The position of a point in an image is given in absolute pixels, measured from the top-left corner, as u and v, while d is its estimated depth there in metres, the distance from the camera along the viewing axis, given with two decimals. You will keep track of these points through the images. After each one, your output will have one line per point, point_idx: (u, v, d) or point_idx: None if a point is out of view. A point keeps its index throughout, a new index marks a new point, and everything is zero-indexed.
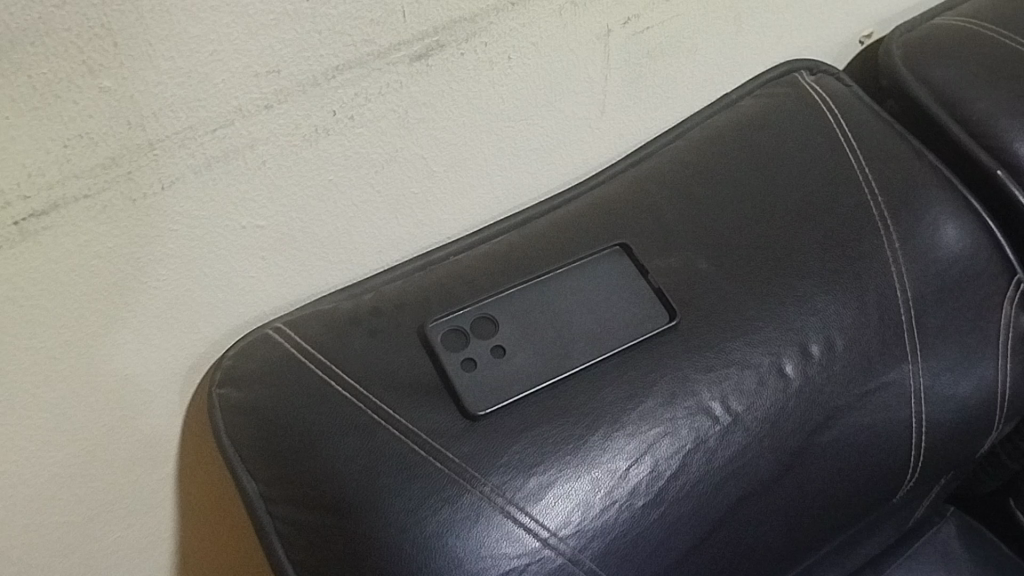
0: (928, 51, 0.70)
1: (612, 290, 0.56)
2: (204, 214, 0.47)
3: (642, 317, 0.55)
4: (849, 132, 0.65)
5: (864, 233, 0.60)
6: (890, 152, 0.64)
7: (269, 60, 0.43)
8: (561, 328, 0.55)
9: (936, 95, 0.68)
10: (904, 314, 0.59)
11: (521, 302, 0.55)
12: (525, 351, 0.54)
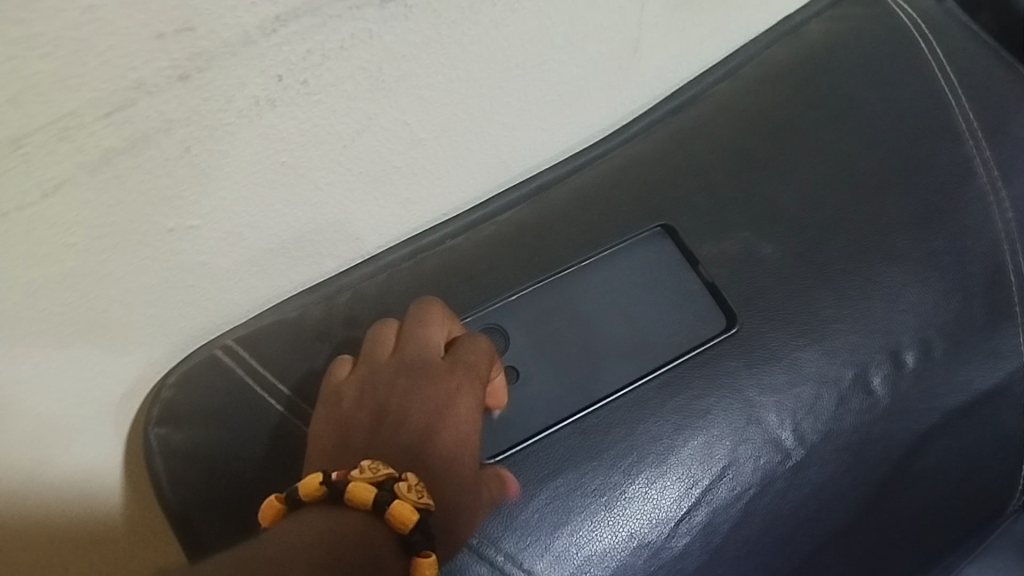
0: None
1: (652, 288, 0.46)
2: (112, 220, 0.35)
3: (695, 323, 0.44)
4: (947, 66, 0.51)
5: (966, 201, 0.48)
6: (999, 88, 0.51)
7: (179, 16, 0.30)
8: (588, 339, 0.44)
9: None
10: (1016, 301, 0.47)
11: (539, 308, 0.45)
12: (544, 374, 0.43)
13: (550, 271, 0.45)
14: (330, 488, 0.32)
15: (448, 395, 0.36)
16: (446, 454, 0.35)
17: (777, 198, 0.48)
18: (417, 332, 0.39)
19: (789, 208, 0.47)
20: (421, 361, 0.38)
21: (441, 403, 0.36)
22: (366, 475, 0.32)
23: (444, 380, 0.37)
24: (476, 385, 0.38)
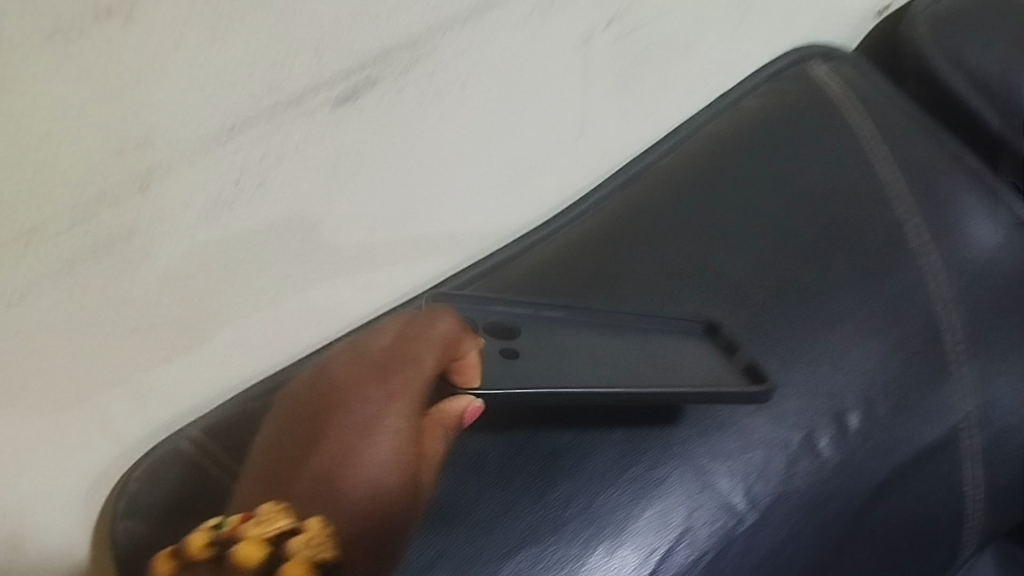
0: (962, 20, 0.58)
1: (684, 355, 0.44)
2: (76, 325, 0.36)
3: (720, 376, 0.43)
4: (875, 138, 0.55)
5: (899, 265, 0.50)
6: (924, 154, 0.54)
7: (137, 131, 0.32)
8: (610, 356, 0.42)
9: (979, 84, 0.56)
10: (953, 358, 0.49)
11: (558, 330, 0.43)
12: (561, 362, 0.40)
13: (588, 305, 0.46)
14: (217, 545, 0.29)
15: (372, 422, 0.31)
16: (369, 453, 0.31)
17: (723, 263, 0.50)
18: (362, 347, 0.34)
19: (736, 279, 0.49)
20: (356, 360, 0.34)
21: (361, 419, 0.31)
22: (256, 531, 0.28)
23: (376, 404, 0.32)
24: (410, 405, 0.32)
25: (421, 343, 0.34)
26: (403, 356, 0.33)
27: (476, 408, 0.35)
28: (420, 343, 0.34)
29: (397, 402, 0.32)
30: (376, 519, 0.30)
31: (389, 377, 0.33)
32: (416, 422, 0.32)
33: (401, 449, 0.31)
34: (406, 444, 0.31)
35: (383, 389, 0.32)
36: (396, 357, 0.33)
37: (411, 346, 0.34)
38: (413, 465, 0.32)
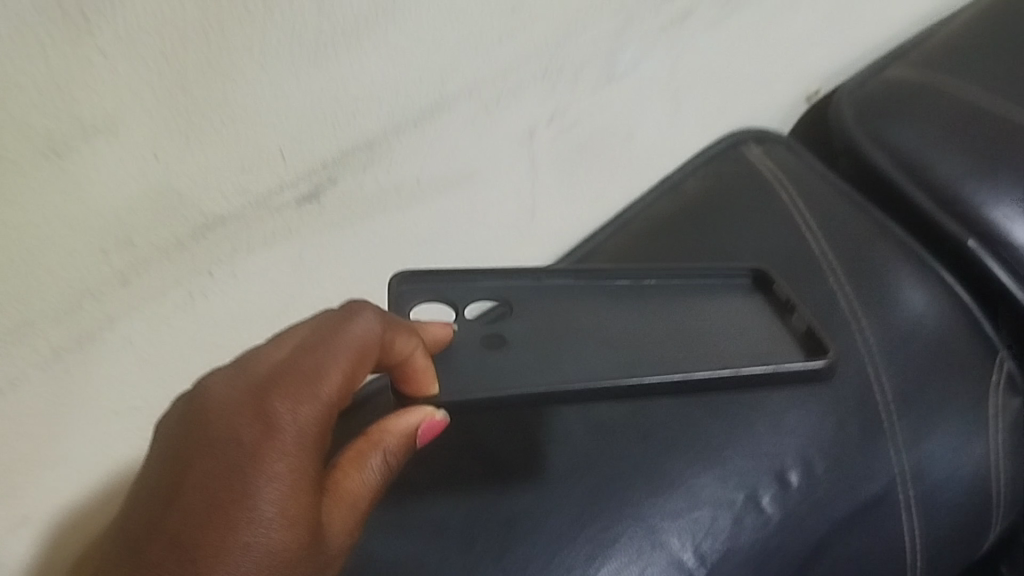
0: (883, 111, 0.64)
1: (719, 330, 0.41)
2: (61, 409, 0.39)
3: (769, 351, 0.40)
4: (807, 214, 0.59)
5: (834, 330, 0.54)
6: (851, 227, 0.59)
7: (119, 233, 0.36)
8: (622, 326, 0.41)
9: (897, 158, 0.62)
10: (885, 418, 0.52)
11: (560, 305, 0.42)
12: (551, 344, 0.39)
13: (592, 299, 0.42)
14: None
15: (258, 467, 0.30)
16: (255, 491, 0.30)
17: None
18: (249, 369, 0.33)
19: None
20: (248, 378, 0.33)
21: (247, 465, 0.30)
22: None
23: (263, 445, 0.31)
24: (300, 441, 0.31)
25: (320, 360, 0.33)
26: (298, 378, 0.32)
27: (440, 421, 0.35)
28: (317, 363, 0.33)
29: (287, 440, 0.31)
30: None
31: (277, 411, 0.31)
32: (312, 458, 0.31)
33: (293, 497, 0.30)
34: (299, 487, 0.31)
35: (269, 427, 0.31)
36: (287, 382, 0.32)
37: (309, 364, 0.33)
38: (310, 496, 0.31)
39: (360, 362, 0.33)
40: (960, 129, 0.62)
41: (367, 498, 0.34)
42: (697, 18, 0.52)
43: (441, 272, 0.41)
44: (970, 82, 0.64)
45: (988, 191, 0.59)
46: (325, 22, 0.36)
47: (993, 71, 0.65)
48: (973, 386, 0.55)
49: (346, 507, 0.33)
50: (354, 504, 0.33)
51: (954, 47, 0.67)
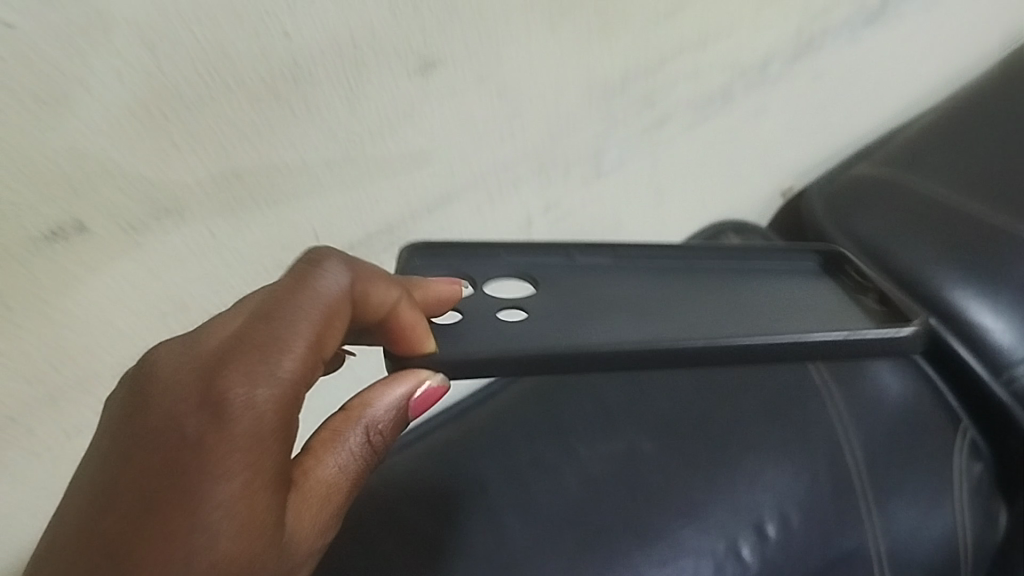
0: (851, 204, 0.72)
1: (789, 305, 0.41)
2: None
3: (841, 325, 0.37)
4: None
5: (807, 397, 0.60)
6: None
7: (177, 299, 0.43)
8: (658, 294, 0.41)
9: (864, 248, 0.69)
10: (858, 482, 0.57)
11: (596, 281, 0.42)
12: (582, 320, 0.37)
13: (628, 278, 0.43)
14: None
15: (209, 470, 0.28)
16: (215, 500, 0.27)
17: (653, 401, 0.59)
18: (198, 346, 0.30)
19: (665, 413, 0.58)
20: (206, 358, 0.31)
21: (197, 472, 0.27)
22: None
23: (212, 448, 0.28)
24: (255, 430, 0.28)
25: (276, 335, 0.30)
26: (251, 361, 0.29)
27: (438, 385, 0.34)
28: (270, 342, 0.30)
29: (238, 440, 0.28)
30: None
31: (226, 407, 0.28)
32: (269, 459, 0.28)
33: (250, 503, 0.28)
34: (255, 490, 0.28)
35: (219, 421, 0.28)
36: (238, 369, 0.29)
37: (261, 343, 0.30)
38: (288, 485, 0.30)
39: (320, 334, 0.31)
40: (920, 220, 0.69)
41: (344, 486, 0.32)
42: (676, 122, 0.59)
43: (463, 245, 0.43)
44: (950, 187, 0.71)
45: (949, 275, 0.65)
46: (355, 124, 0.44)
47: (970, 176, 0.71)
48: (939, 452, 0.60)
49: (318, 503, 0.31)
50: (325, 499, 0.31)
51: (932, 152, 0.74)
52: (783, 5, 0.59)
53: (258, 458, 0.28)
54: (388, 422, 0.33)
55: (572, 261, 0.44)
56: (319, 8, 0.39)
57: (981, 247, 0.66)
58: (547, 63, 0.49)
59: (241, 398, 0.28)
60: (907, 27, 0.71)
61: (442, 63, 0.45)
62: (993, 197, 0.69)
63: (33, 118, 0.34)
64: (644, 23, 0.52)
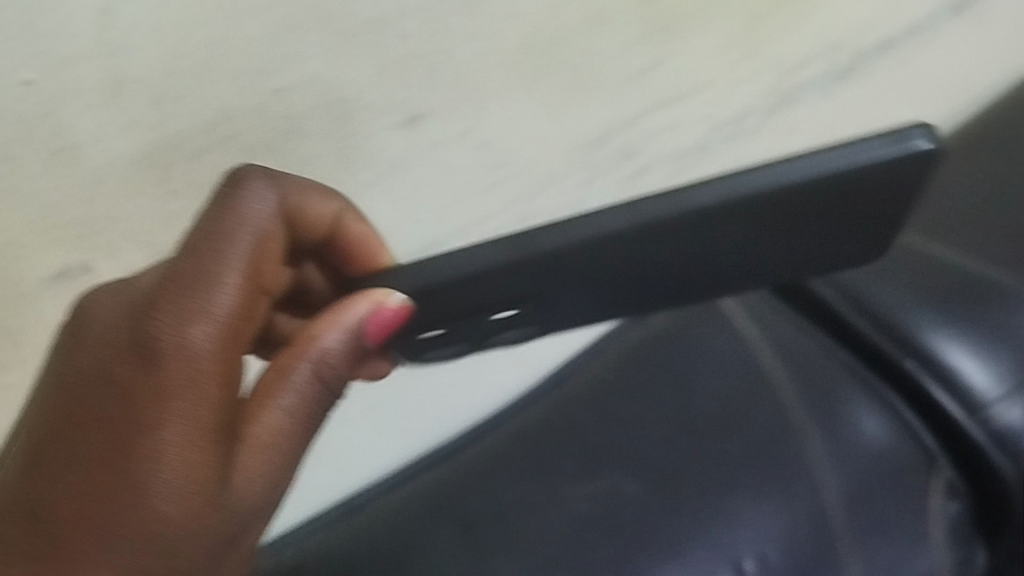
0: None
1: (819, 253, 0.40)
2: None
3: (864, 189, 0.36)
4: (767, 348, 0.66)
5: (784, 439, 0.61)
6: (803, 354, 0.66)
7: None
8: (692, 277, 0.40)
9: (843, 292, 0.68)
10: (835, 520, 0.59)
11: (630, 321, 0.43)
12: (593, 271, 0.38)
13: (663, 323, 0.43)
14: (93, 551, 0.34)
15: (157, 403, 0.35)
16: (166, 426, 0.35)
17: (640, 441, 0.61)
18: (131, 297, 0.36)
19: (651, 453, 0.60)
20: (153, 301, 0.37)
21: (147, 418, 0.34)
22: None
23: (160, 395, 0.35)
24: (197, 369, 0.35)
25: (222, 276, 0.36)
26: (192, 305, 0.36)
27: (400, 305, 0.38)
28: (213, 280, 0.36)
29: (183, 388, 0.35)
30: (199, 508, 0.35)
31: (174, 358, 0.35)
32: (208, 406, 0.35)
33: (196, 445, 0.35)
34: (202, 423, 0.35)
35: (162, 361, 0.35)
36: (179, 317, 0.35)
37: (205, 279, 0.36)
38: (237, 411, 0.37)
39: (256, 267, 0.38)
40: (897, 263, 0.70)
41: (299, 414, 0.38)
42: (655, 172, 0.62)
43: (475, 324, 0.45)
44: (940, 244, 0.72)
45: (927, 320, 0.66)
46: (343, 174, 0.47)
47: (966, 240, 0.72)
48: (916, 493, 0.61)
49: (264, 442, 0.37)
50: (272, 438, 0.37)
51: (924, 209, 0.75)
52: (756, 62, 0.62)
53: (199, 405, 0.35)
54: (334, 355, 0.38)
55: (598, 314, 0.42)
56: (310, 67, 0.42)
57: (961, 295, 0.67)
58: (527, 117, 0.53)
59: (185, 347, 0.35)
60: (883, 80, 0.73)
61: (427, 116, 0.48)
62: (980, 252, 0.71)
63: (47, 167, 0.37)
64: (619, 80, 0.55)
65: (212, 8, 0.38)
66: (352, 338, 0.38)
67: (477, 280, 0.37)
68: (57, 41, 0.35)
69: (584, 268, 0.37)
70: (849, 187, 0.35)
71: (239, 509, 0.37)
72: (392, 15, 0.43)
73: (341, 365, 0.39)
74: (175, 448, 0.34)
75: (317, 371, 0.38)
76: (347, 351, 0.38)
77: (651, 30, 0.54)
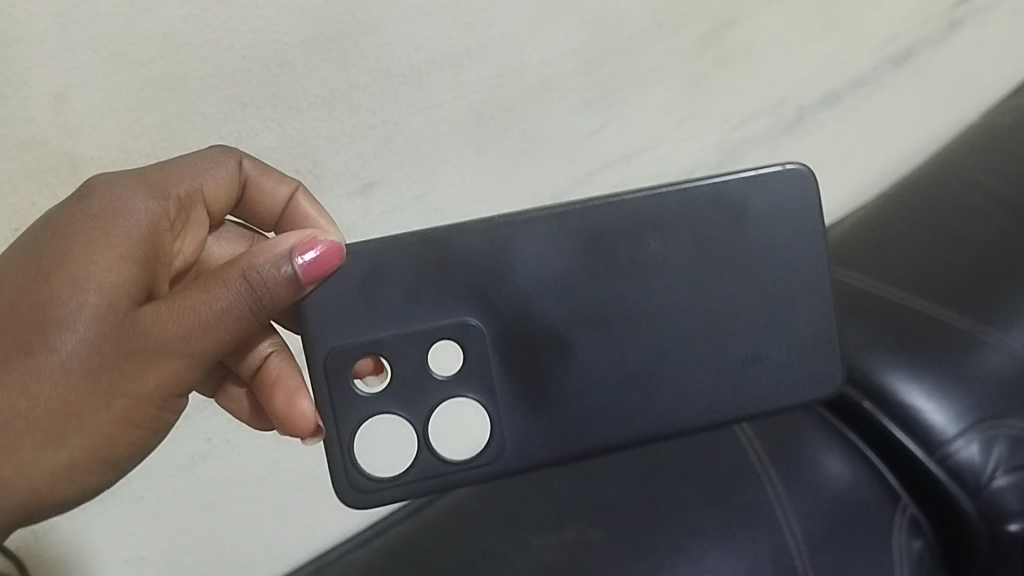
0: None
1: (758, 281, 0.41)
2: (85, 555, 0.51)
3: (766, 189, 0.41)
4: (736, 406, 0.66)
5: (744, 482, 0.62)
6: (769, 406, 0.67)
7: None
8: (634, 306, 0.40)
9: None
10: (799, 559, 0.60)
11: (597, 382, 0.40)
12: (537, 274, 0.39)
13: (635, 393, 0.40)
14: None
15: (101, 221, 0.36)
16: (104, 240, 0.36)
17: (602, 488, 0.62)
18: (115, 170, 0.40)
19: (613, 500, 0.61)
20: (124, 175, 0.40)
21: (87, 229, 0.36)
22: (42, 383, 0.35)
23: (90, 221, 0.36)
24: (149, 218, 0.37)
25: (178, 172, 0.39)
26: (149, 177, 0.38)
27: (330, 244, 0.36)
28: (169, 169, 0.39)
29: (114, 225, 0.36)
30: (107, 319, 0.34)
31: (110, 201, 0.37)
32: (134, 245, 0.36)
33: (114, 272, 0.35)
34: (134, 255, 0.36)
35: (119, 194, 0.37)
36: (126, 176, 0.38)
37: (161, 170, 0.39)
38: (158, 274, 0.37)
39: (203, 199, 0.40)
40: (859, 305, 0.70)
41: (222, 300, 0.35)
42: None
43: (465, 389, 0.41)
44: (906, 290, 0.71)
45: (881, 362, 0.66)
46: None
47: (924, 276, 0.71)
48: (877, 528, 0.63)
49: (182, 304, 0.35)
50: (192, 306, 0.35)
51: (889, 248, 0.74)
52: (701, 120, 0.64)
53: (124, 240, 0.36)
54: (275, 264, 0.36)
55: (547, 387, 0.40)
56: (263, 141, 0.45)
57: (922, 334, 0.67)
58: (481, 181, 0.55)
59: (126, 199, 0.37)
60: (832, 131, 0.76)
61: (379, 183, 0.50)
62: (947, 292, 0.70)
63: None
64: (567, 143, 0.58)
65: (164, 91, 0.41)
66: (290, 258, 0.36)
67: (427, 262, 0.39)
68: (14, 124, 0.38)
69: (519, 266, 0.39)
70: (739, 204, 0.40)
71: (148, 347, 0.35)
72: (341, 89, 0.46)
73: (276, 290, 0.36)
74: (94, 269, 0.34)
75: (250, 273, 0.36)
76: (283, 273, 0.36)
77: (594, 95, 0.57)
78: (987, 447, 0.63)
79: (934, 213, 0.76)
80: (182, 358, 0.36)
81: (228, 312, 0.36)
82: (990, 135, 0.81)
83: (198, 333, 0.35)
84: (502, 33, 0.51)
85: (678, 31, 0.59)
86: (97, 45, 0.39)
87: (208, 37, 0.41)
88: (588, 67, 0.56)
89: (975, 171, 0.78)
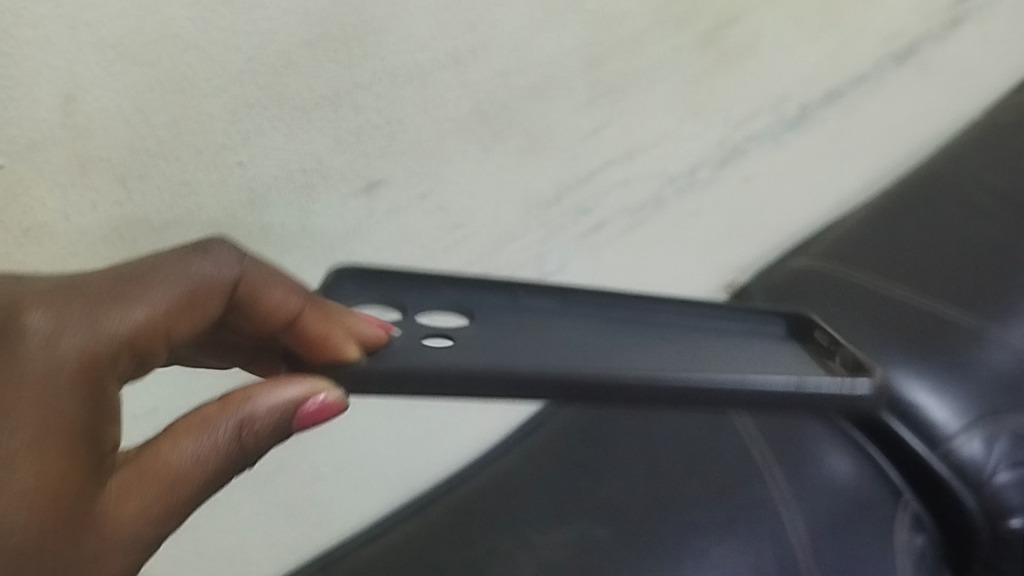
0: (818, 281, 0.71)
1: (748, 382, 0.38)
2: None
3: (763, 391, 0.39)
4: None
5: (748, 479, 0.63)
6: None
7: (147, 403, 0.48)
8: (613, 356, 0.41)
9: None
10: (802, 556, 0.60)
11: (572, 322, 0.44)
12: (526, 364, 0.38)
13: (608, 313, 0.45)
14: None
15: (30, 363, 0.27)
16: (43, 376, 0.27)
17: (607, 487, 0.62)
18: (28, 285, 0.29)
19: (617, 498, 0.61)
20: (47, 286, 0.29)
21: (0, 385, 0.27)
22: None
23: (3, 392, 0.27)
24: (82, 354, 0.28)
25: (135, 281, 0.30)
26: (77, 295, 0.29)
27: (336, 400, 0.32)
28: (114, 302, 0.30)
29: (33, 395, 0.27)
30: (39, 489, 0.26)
31: (28, 331, 0.28)
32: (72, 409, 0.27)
33: (55, 432, 0.27)
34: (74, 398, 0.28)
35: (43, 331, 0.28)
36: (50, 313, 0.28)
37: (109, 282, 0.30)
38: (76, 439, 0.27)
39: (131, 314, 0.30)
40: (861, 298, 0.70)
41: (192, 473, 0.30)
42: (613, 227, 0.65)
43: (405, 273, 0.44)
44: (908, 286, 0.70)
45: (884, 357, 0.66)
46: (307, 237, 0.49)
47: (925, 271, 0.71)
48: (881, 523, 0.63)
49: (150, 482, 0.29)
50: (160, 480, 0.29)
51: (895, 243, 0.74)
52: (705, 117, 0.65)
53: (59, 388, 0.27)
54: (264, 419, 0.31)
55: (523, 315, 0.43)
56: (268, 141, 0.45)
57: (924, 330, 0.68)
58: (484, 180, 0.55)
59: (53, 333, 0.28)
60: (833, 129, 0.76)
61: (385, 183, 0.51)
62: (945, 288, 0.70)
63: (18, 245, 0.40)
64: (569, 142, 0.58)
65: (173, 91, 0.41)
66: (296, 402, 0.32)
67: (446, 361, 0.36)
68: (24, 126, 0.38)
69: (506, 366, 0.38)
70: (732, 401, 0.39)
71: (109, 530, 0.28)
72: (346, 89, 0.46)
73: (263, 438, 0.31)
74: (28, 430, 0.26)
75: (241, 430, 0.31)
76: (280, 419, 0.31)
77: (598, 93, 0.58)
78: (989, 444, 0.64)
79: (934, 209, 0.76)
80: (145, 543, 0.29)
81: (205, 475, 0.30)
82: (989, 131, 0.82)
83: (165, 510, 0.29)
84: (509, 33, 0.51)
85: (685, 28, 0.59)
86: (105, 47, 0.38)
87: (214, 37, 0.41)
88: (591, 67, 0.56)
89: (972, 166, 0.79)
